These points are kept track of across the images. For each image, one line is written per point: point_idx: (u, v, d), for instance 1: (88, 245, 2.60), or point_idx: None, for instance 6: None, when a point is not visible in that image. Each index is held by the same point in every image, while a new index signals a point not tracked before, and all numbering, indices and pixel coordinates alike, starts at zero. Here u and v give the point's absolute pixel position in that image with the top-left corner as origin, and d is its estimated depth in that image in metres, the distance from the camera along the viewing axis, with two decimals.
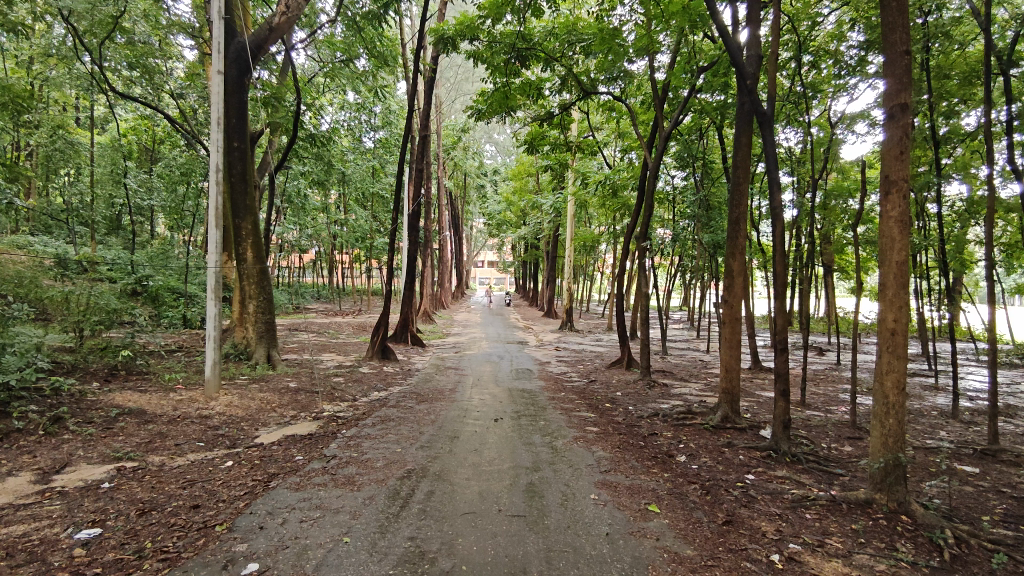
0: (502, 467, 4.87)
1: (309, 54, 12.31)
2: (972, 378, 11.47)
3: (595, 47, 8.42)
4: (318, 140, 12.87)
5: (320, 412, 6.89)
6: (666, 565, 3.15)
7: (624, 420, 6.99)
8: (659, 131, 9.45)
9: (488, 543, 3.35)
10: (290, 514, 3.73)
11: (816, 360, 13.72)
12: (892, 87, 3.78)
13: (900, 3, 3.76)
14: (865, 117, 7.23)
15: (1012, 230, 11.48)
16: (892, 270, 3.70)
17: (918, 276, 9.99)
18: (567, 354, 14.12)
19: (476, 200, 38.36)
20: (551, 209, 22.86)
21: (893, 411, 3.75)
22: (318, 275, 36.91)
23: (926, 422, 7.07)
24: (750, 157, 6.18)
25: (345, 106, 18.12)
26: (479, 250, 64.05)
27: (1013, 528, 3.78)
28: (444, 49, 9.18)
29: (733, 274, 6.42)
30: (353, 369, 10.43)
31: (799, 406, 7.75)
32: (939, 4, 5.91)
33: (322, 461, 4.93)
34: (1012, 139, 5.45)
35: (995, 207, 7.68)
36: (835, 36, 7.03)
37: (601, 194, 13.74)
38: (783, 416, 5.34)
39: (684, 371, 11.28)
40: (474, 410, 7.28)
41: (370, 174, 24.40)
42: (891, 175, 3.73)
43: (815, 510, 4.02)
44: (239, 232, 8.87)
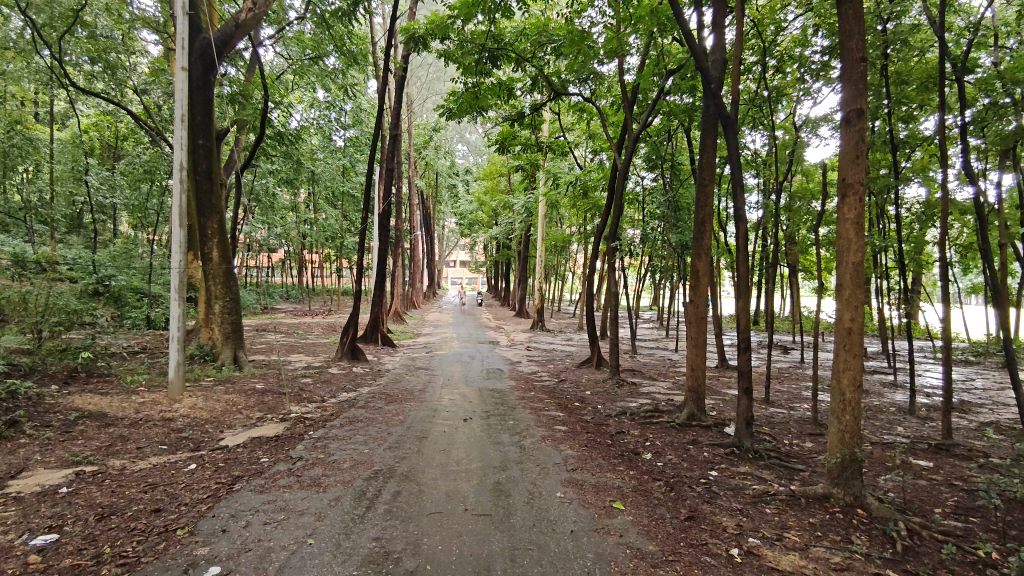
0: (470, 466, 4.88)
1: (278, 51, 12.16)
2: (928, 375, 11.81)
3: (566, 48, 8.47)
4: (286, 139, 12.73)
5: (288, 414, 6.83)
6: (628, 561, 3.20)
7: (593, 419, 7.04)
8: (629, 132, 9.53)
9: (453, 542, 3.36)
10: (254, 516, 3.71)
11: (782, 359, 13.98)
12: (850, 92, 3.89)
13: (856, 11, 3.88)
14: (827, 120, 7.40)
15: (968, 232, 11.85)
16: (848, 271, 3.83)
17: (878, 277, 10.22)
18: (537, 353, 14.17)
19: (448, 199, 38.31)
20: (523, 209, 22.90)
21: (849, 408, 3.86)
22: (288, 275, 36.46)
23: (883, 419, 7.25)
24: (716, 159, 6.25)
25: (314, 104, 17.91)
26: (450, 250, 63.83)
27: (963, 520, 3.92)
28: (414, 48, 9.12)
29: (700, 273, 6.55)
30: (322, 369, 10.37)
31: (763, 404, 7.90)
32: (898, 12, 5.99)
33: (288, 463, 4.89)
34: (966, 143, 5.56)
35: (952, 210, 7.88)
36: (800, 42, 7.15)
37: (571, 194, 13.83)
38: (746, 412, 5.42)
39: (653, 370, 11.40)
40: (443, 410, 7.28)
41: (340, 172, 24.18)
42: (848, 178, 3.83)
43: (774, 505, 4.12)
44: (204, 231, 8.73)
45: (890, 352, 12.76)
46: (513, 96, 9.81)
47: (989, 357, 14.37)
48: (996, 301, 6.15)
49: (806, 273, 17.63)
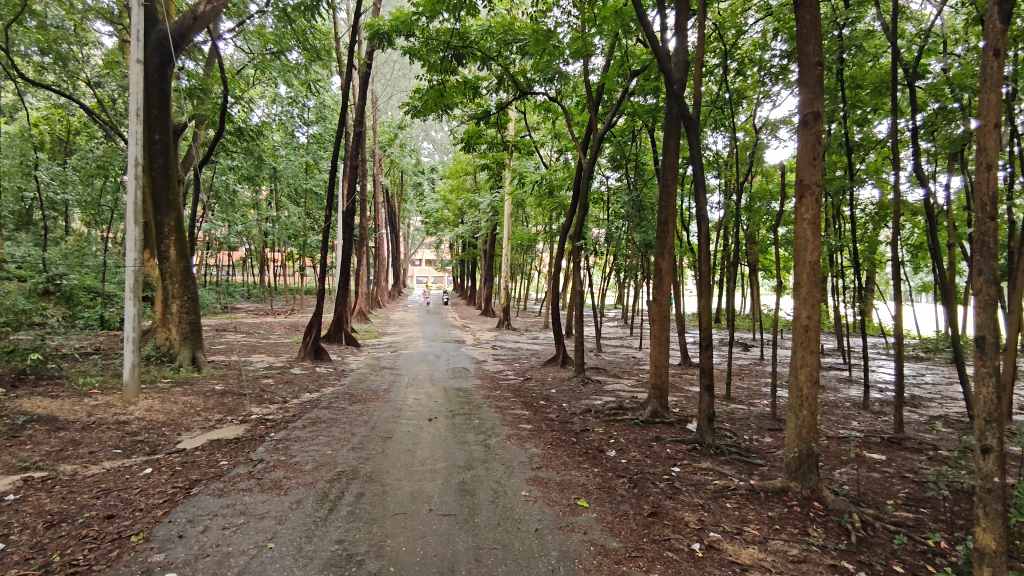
0: (435, 467, 4.85)
1: (238, 45, 11.90)
2: (881, 371, 12.18)
3: (531, 48, 8.50)
4: (247, 135, 12.49)
5: (248, 415, 6.68)
6: (592, 558, 3.23)
7: (558, 418, 7.08)
8: (594, 132, 9.59)
9: (417, 543, 3.34)
10: (213, 521, 3.62)
11: (743, 356, 14.26)
12: (807, 96, 3.98)
13: (814, 16, 3.97)
14: (786, 122, 7.58)
15: (918, 232, 12.27)
16: (806, 269, 3.93)
17: (833, 276, 10.50)
18: (504, 353, 14.17)
19: (413, 198, 38.06)
20: (489, 208, 22.87)
21: (806, 403, 3.96)
22: (249, 274, 35.75)
23: (839, 414, 7.45)
24: (679, 160, 6.33)
25: (277, 99, 17.60)
26: (415, 250, 63.36)
27: (914, 511, 4.05)
28: (378, 45, 8.93)
29: (664, 272, 6.62)
30: (285, 369, 10.20)
31: (725, 400, 8.05)
32: (855, 18, 6.11)
33: (248, 466, 4.79)
34: (916, 147, 5.71)
35: (904, 210, 8.14)
36: (760, 46, 7.27)
37: (537, 193, 13.89)
38: (707, 409, 5.50)
39: (618, 368, 11.49)
40: (408, 410, 7.24)
41: (303, 169, 23.79)
42: (805, 179, 3.92)
43: (735, 499, 4.20)
44: (160, 229, 8.49)
45: (846, 349, 13.14)
46: (479, 95, 9.80)
47: (938, 353, 14.90)
48: (944, 299, 6.36)
49: (765, 272, 18.02)
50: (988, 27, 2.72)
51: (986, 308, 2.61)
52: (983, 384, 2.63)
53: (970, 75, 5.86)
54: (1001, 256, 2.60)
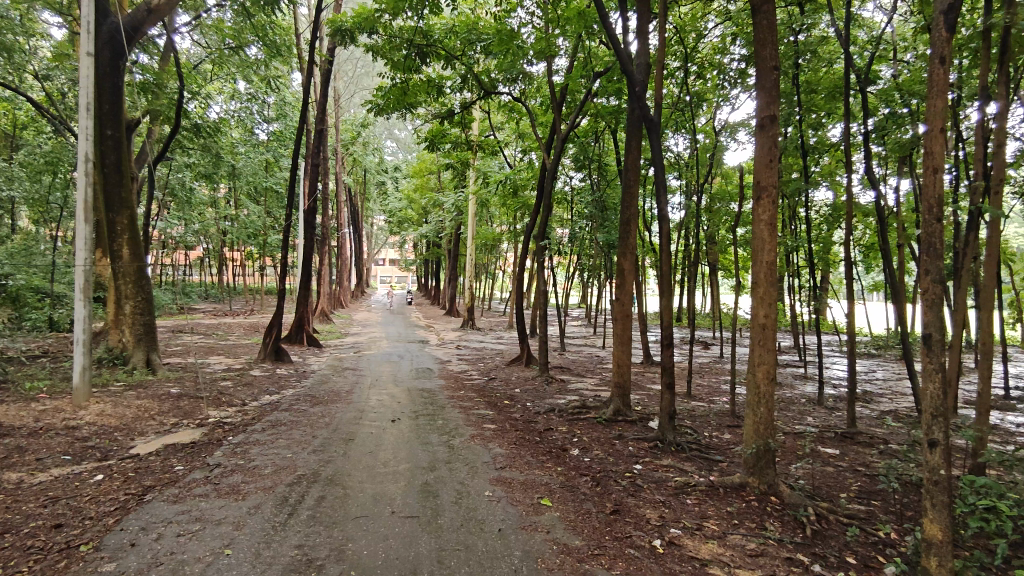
0: (398, 468, 4.81)
1: (194, 39, 11.61)
2: (834, 368, 12.54)
3: (495, 47, 8.49)
4: (204, 131, 12.18)
5: (205, 419, 6.52)
6: (555, 557, 3.24)
7: (522, 417, 7.10)
8: (558, 132, 9.64)
9: (379, 545, 3.31)
10: (167, 528, 3.52)
11: (703, 354, 14.50)
12: (764, 99, 4.07)
13: (770, 21, 4.06)
14: (744, 125, 7.74)
15: (869, 234, 12.66)
16: (763, 269, 4.02)
17: (789, 276, 10.76)
18: (468, 352, 14.14)
19: (377, 198, 37.68)
20: (453, 208, 22.78)
21: (763, 400, 4.05)
22: (207, 273, 34.91)
23: (794, 410, 7.63)
24: (640, 161, 6.41)
25: (236, 95, 17.22)
26: (378, 250, 62.79)
27: (866, 503, 4.18)
28: (340, 41, 8.78)
29: (626, 271, 6.68)
30: (244, 371, 10.00)
31: (686, 398, 8.18)
32: (809, 24, 6.27)
33: (205, 471, 4.68)
34: (869, 150, 5.85)
35: (856, 212, 8.38)
36: (719, 50, 7.40)
37: (501, 193, 13.90)
38: (668, 407, 5.59)
39: (581, 367, 11.59)
40: (371, 411, 7.16)
41: (263, 167, 23.33)
42: (762, 181, 4.02)
43: (695, 495, 4.27)
44: (113, 227, 8.23)
45: (802, 347, 13.47)
46: (443, 94, 9.75)
47: (888, 350, 15.39)
48: (894, 298, 6.56)
49: (724, 272, 18.37)
50: (934, 35, 2.82)
51: (933, 306, 2.71)
52: (930, 379, 2.72)
53: (918, 82, 6.07)
54: (947, 256, 2.70)
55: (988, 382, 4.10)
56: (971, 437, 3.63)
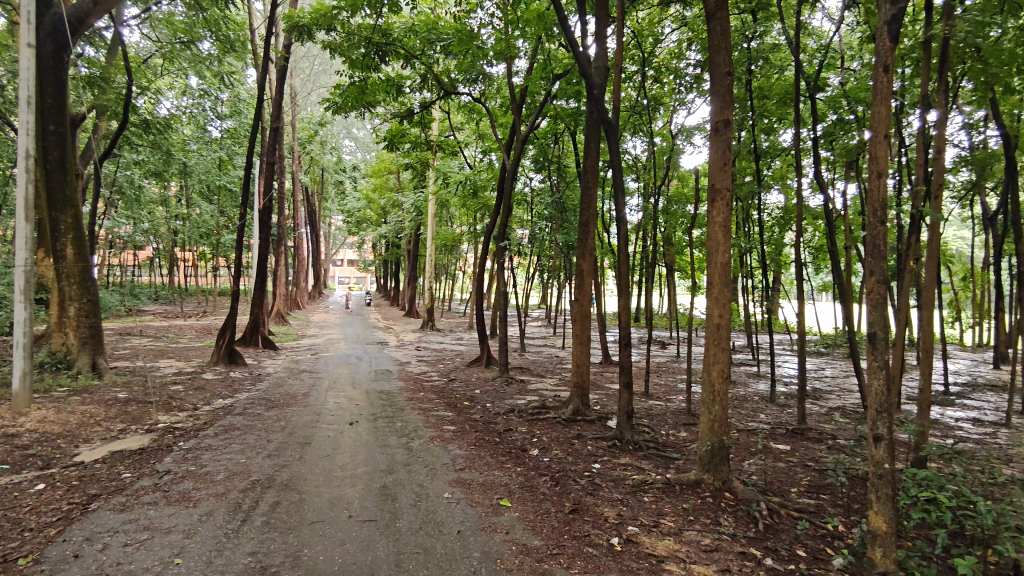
0: (356, 471, 4.75)
1: (144, 32, 11.24)
2: (786, 366, 12.88)
3: (455, 47, 8.46)
4: (154, 127, 11.81)
5: (155, 424, 6.32)
6: (514, 557, 3.25)
7: (482, 418, 7.09)
8: (518, 134, 9.65)
9: (336, 551, 3.26)
10: (113, 538, 3.40)
11: (661, 354, 14.73)
12: (717, 104, 4.16)
13: (724, 28, 4.15)
14: (700, 129, 7.90)
15: (819, 236, 13.04)
16: (717, 270, 4.10)
17: (743, 276, 11.01)
18: (428, 354, 14.07)
19: (335, 198, 37.15)
20: (412, 208, 22.60)
21: (717, 398, 4.13)
22: (157, 274, 33.85)
23: (748, 407, 7.83)
24: (599, 162, 6.47)
25: (187, 91, 16.75)
26: (336, 250, 61.91)
27: (815, 497, 4.32)
28: (297, 38, 8.63)
29: (585, 272, 6.74)
30: (196, 375, 9.72)
31: (643, 397, 8.30)
32: (762, 31, 6.44)
33: (154, 478, 4.53)
34: (818, 155, 6.03)
35: (806, 215, 8.64)
36: (676, 55, 7.53)
37: (461, 194, 13.86)
38: (626, 406, 5.65)
39: (541, 367, 11.65)
40: (328, 414, 7.05)
41: (216, 165, 22.75)
42: (716, 185, 4.10)
43: (652, 493, 4.33)
44: (56, 226, 7.89)
45: (754, 346, 13.82)
46: (402, 94, 9.66)
47: (837, 348, 15.87)
48: (841, 298, 6.77)
49: (681, 273, 18.70)
50: (878, 45, 2.93)
51: (877, 306, 2.81)
52: (875, 376, 2.83)
53: (864, 90, 6.29)
54: (890, 257, 2.80)
55: (930, 377, 4.27)
56: (913, 432, 3.78)
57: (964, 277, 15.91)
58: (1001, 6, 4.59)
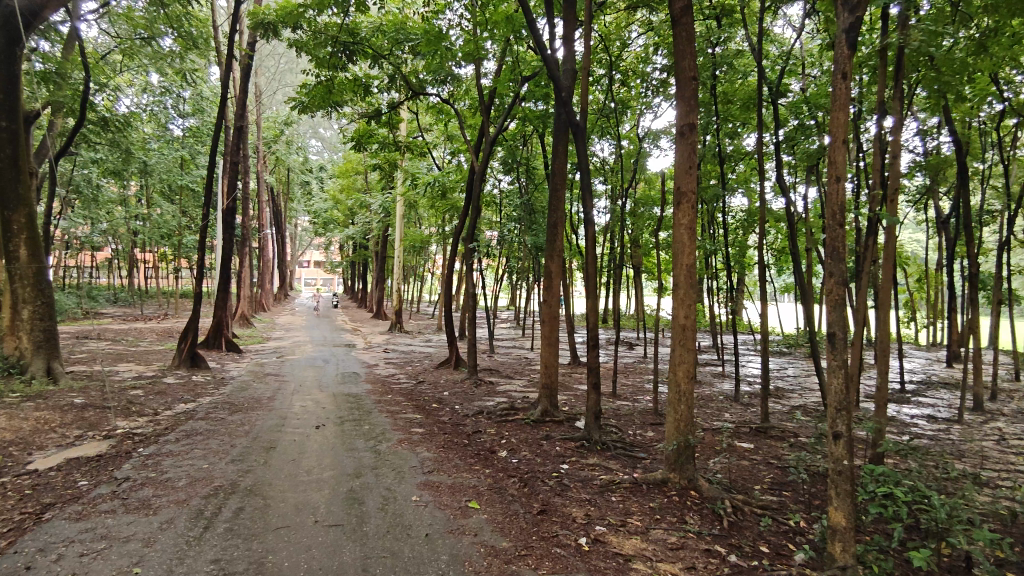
0: (322, 476, 4.69)
1: (102, 28, 10.94)
2: (750, 366, 13.14)
3: (423, 48, 8.42)
4: (112, 125, 11.49)
5: (113, 430, 6.14)
6: (482, 560, 3.25)
7: (450, 420, 7.07)
8: (486, 136, 9.64)
9: (302, 557, 3.22)
10: (67, 548, 3.29)
11: (628, 355, 14.89)
12: (683, 108, 4.23)
13: (689, 33, 4.21)
14: (666, 132, 8.01)
15: (780, 239, 13.32)
16: (683, 272, 4.16)
17: (709, 278, 11.17)
18: (396, 356, 13.96)
19: (301, 198, 36.62)
20: (380, 209, 22.41)
21: (683, 398, 4.19)
22: (116, 276, 32.89)
23: (713, 407, 7.96)
24: (567, 164, 6.50)
25: (147, 88, 16.33)
26: (302, 251, 61.06)
27: (778, 494, 4.41)
28: (263, 35, 8.48)
29: (553, 273, 6.76)
30: (156, 379, 9.47)
31: (611, 397, 8.38)
32: (726, 38, 6.55)
33: (112, 485, 4.41)
34: (780, 161, 6.15)
35: (768, 219, 8.84)
36: (643, 60, 7.62)
37: (430, 195, 13.79)
38: (594, 407, 5.69)
39: (510, 369, 11.67)
40: (294, 418, 6.95)
41: (178, 164, 22.23)
42: (682, 187, 4.16)
43: (619, 492, 4.37)
44: (8, 226, 7.65)
45: (720, 346, 14.05)
46: (370, 94, 9.57)
47: (798, 349, 16.24)
48: (802, 299, 6.92)
49: (648, 275, 18.93)
50: (837, 52, 3.01)
51: (836, 307, 2.89)
52: (835, 374, 2.91)
53: (824, 96, 6.45)
54: (848, 260, 2.89)
55: (886, 376, 4.39)
56: (871, 428, 3.89)
57: (919, 279, 16.43)
58: (952, 17, 4.76)
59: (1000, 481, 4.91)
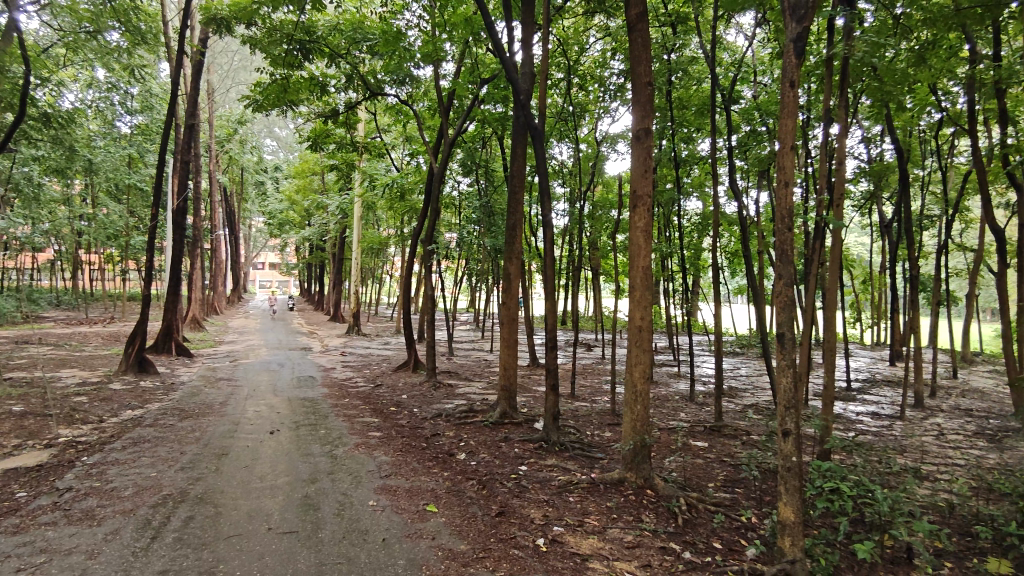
0: (277, 482, 4.59)
1: (44, 20, 10.51)
2: (705, 366, 13.41)
3: (381, 48, 8.33)
4: (55, 121, 11.04)
5: (54, 439, 5.90)
6: (439, 563, 3.23)
7: (409, 423, 7.01)
8: (445, 137, 9.60)
9: (254, 565, 3.15)
10: (4, 563, 3.15)
11: (586, 356, 15.03)
12: (639, 113, 4.29)
13: (644, 39, 4.29)
14: (622, 136, 8.11)
15: (733, 242, 13.63)
16: (639, 274, 4.23)
17: (665, 280, 11.36)
18: (354, 359, 13.77)
19: (256, 198, 35.83)
20: (338, 210, 22.08)
21: (640, 398, 4.25)
22: (58, 278, 31.55)
23: (669, 407, 8.09)
24: (526, 167, 6.52)
25: (93, 84, 15.76)
26: (257, 252, 59.79)
27: (731, 491, 4.51)
28: (215, 31, 8.26)
29: (512, 275, 6.77)
30: (102, 385, 9.13)
31: (570, 399, 8.44)
32: (681, 45, 6.66)
33: (53, 496, 4.23)
34: (734, 166, 6.28)
35: (721, 222, 9.03)
36: (600, 64, 7.70)
37: (388, 197, 13.67)
38: (553, 408, 5.72)
39: (469, 371, 11.64)
40: (248, 423, 6.79)
41: (125, 162, 21.47)
42: (638, 191, 4.23)
43: (577, 493, 4.41)
44: None
45: (676, 347, 14.31)
46: (326, 93, 9.42)
47: (750, 349, 16.64)
48: (754, 300, 7.09)
49: (606, 277, 19.13)
50: (785, 61, 3.10)
51: (785, 308, 2.98)
52: (784, 373, 2.99)
53: (774, 103, 6.64)
54: (796, 262, 2.99)
55: (833, 375, 4.54)
56: (818, 426, 4.01)
57: (864, 280, 17.03)
58: (894, 30, 4.95)
59: (938, 474, 5.13)
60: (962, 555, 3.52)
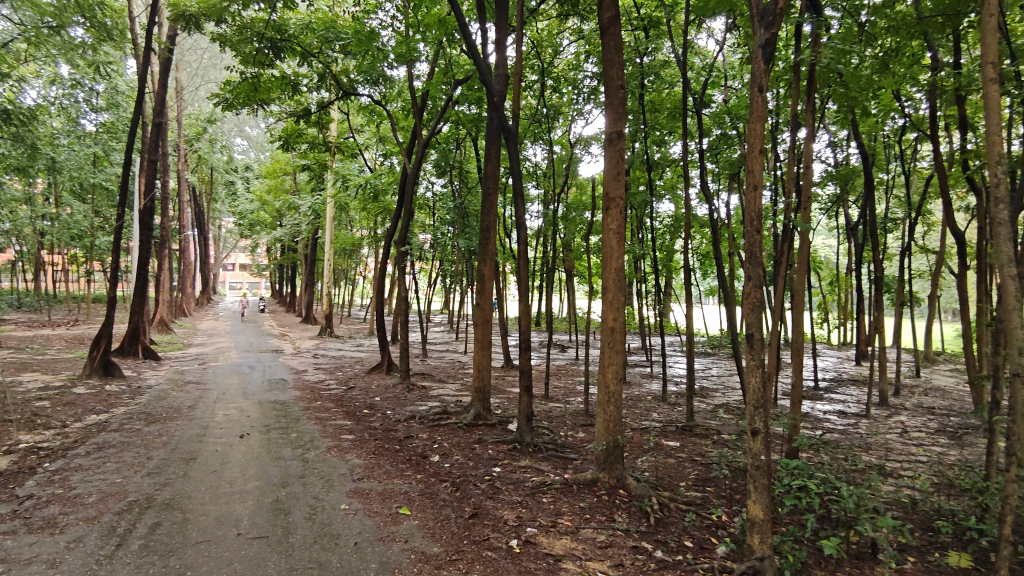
0: (247, 487, 4.53)
1: (4, 15, 10.22)
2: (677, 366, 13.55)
3: (354, 47, 8.26)
4: (16, 118, 10.73)
5: (14, 445, 5.73)
6: (412, 566, 3.22)
7: (382, 426, 6.96)
8: (418, 138, 9.56)
9: (223, 571, 3.10)
10: None
11: (560, 357, 15.11)
12: (611, 116, 4.33)
13: (617, 42, 4.32)
14: (596, 139, 8.16)
15: (704, 243, 13.80)
16: (612, 275, 4.25)
17: (638, 282, 11.46)
18: (326, 361, 13.63)
19: (225, 199, 35.25)
20: (310, 211, 21.83)
21: (613, 398, 4.27)
22: (19, 279, 30.61)
23: (641, 407, 8.16)
24: (499, 168, 6.52)
25: (56, 80, 15.37)
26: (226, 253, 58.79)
27: (702, 490, 4.57)
28: (184, 27, 8.10)
29: (486, 276, 6.77)
30: (65, 389, 8.90)
31: (543, 400, 8.46)
32: (653, 49, 6.72)
33: (13, 504, 4.12)
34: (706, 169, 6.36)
35: (692, 224, 9.14)
36: (574, 67, 7.74)
37: (361, 198, 13.56)
38: (527, 409, 5.73)
39: (443, 373, 11.60)
40: (217, 427, 6.67)
41: (89, 161, 20.96)
42: (610, 193, 4.26)
43: (551, 493, 4.42)
44: None
45: (649, 348, 14.44)
46: (298, 92, 9.31)
47: (721, 350, 16.87)
48: (725, 301, 7.19)
49: (580, 278, 19.24)
50: (754, 67, 3.15)
51: (754, 308, 3.03)
52: (754, 373, 3.04)
53: (744, 107, 6.74)
54: (766, 264, 3.04)
55: (800, 374, 4.63)
56: (786, 425, 4.08)
57: (831, 281, 17.37)
58: (859, 37, 5.06)
59: (902, 471, 5.26)
60: (924, 549, 3.62)
